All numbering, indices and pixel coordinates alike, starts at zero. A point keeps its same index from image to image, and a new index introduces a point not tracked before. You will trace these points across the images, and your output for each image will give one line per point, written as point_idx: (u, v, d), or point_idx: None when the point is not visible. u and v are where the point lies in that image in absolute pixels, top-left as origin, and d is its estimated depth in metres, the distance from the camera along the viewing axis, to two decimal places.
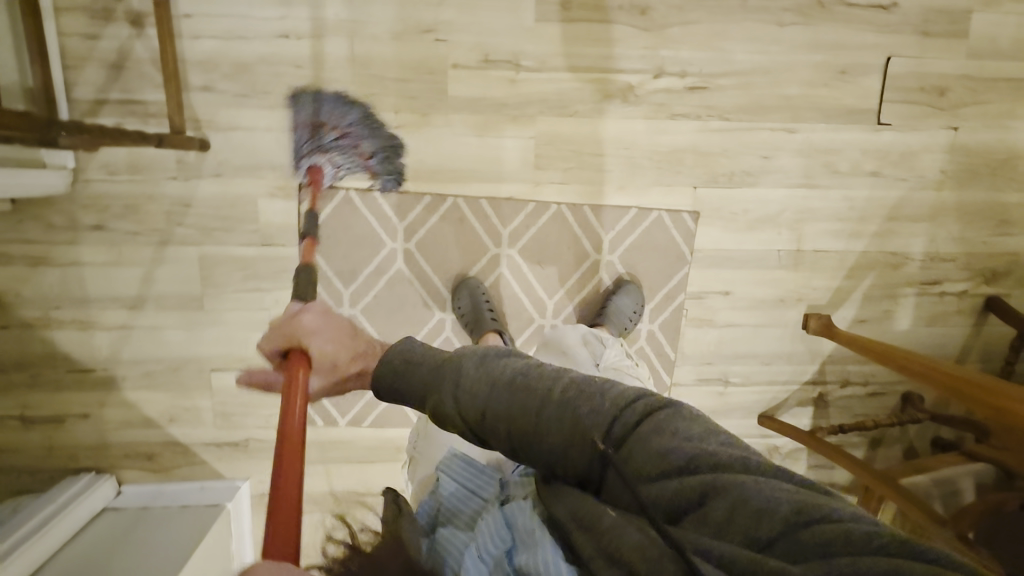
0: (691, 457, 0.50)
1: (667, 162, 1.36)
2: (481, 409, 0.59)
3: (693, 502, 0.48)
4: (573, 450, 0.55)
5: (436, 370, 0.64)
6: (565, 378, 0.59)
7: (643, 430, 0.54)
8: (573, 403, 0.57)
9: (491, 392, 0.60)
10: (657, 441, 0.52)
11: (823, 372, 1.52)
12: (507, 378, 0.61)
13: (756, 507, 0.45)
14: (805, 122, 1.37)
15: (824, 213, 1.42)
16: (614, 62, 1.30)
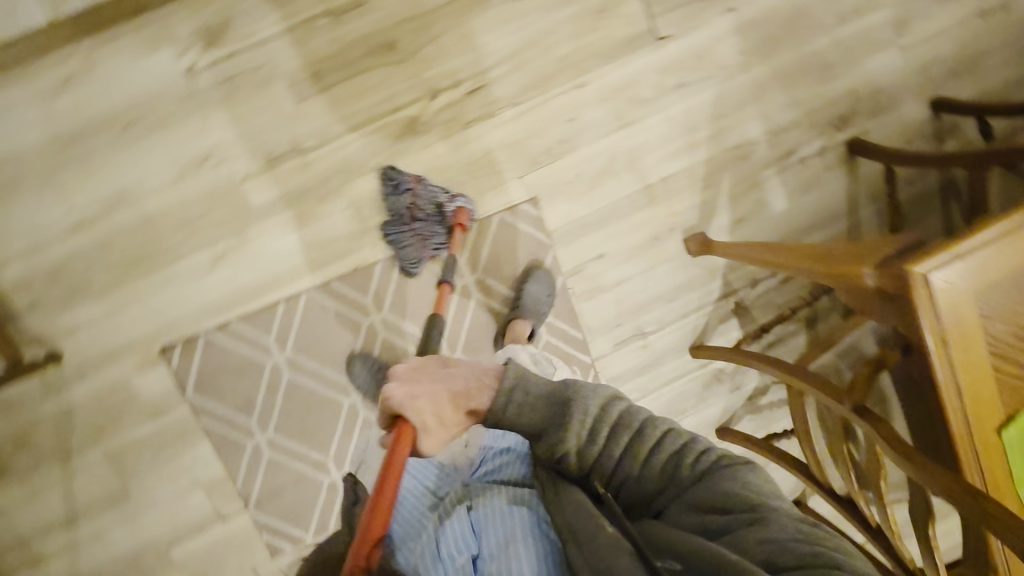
0: (746, 501, 0.72)
1: (484, 168, 1.37)
2: (621, 444, 0.81)
3: (735, 526, 0.70)
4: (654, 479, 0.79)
5: (564, 407, 0.82)
6: (670, 438, 0.81)
7: (717, 475, 0.76)
8: (675, 457, 0.80)
9: (602, 441, 0.81)
10: (721, 485, 0.75)
11: (729, 283, 1.53)
12: (620, 426, 0.82)
13: (783, 542, 0.66)
14: (591, 71, 1.37)
15: (654, 143, 1.42)
16: (387, 104, 1.30)
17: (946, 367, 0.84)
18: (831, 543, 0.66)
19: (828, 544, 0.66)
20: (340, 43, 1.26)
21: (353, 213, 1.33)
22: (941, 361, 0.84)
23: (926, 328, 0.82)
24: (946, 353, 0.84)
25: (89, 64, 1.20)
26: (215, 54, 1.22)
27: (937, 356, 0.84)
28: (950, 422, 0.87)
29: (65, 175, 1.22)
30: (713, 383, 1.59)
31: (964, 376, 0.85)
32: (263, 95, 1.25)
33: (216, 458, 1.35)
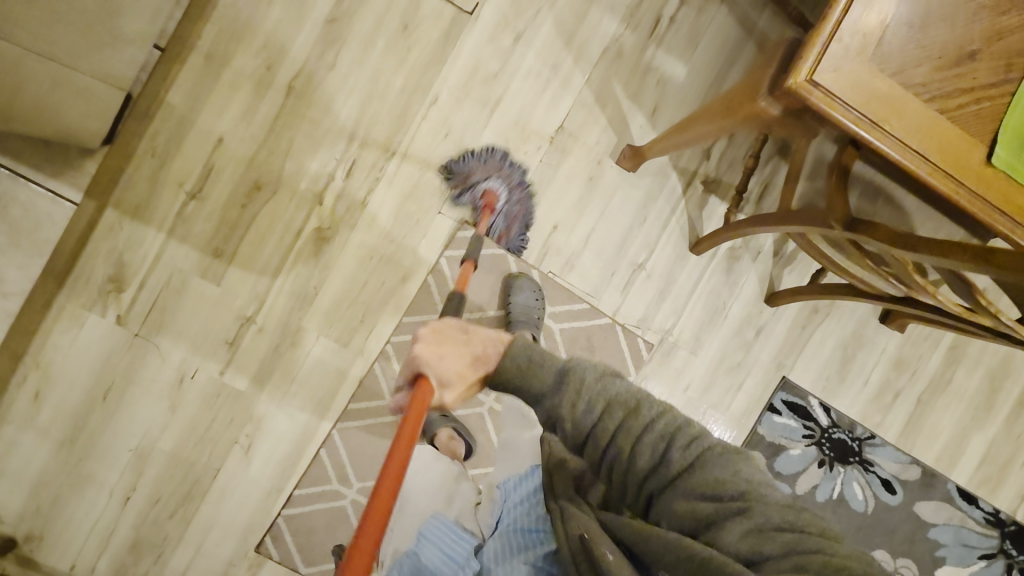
0: (733, 488, 0.66)
1: (406, 224, 1.37)
2: (612, 433, 0.74)
3: (717, 521, 0.65)
4: (650, 482, 0.72)
5: (556, 382, 0.77)
6: (661, 421, 0.74)
7: (709, 462, 0.69)
8: (667, 436, 0.73)
9: (599, 413, 0.75)
10: (705, 475, 0.68)
11: (685, 169, 1.47)
12: (615, 402, 0.75)
13: (764, 529, 0.62)
14: (434, 81, 1.35)
15: (531, 100, 1.40)
16: (290, 230, 1.32)
17: (898, 145, 0.75)
18: (809, 525, 0.63)
19: (812, 535, 0.62)
20: (218, 212, 1.29)
21: (326, 339, 1.35)
22: (888, 143, 0.75)
23: (849, 122, 0.74)
24: (887, 132, 0.74)
25: (42, 370, 1.25)
26: (129, 293, 1.27)
27: (882, 140, 0.74)
28: (943, 191, 0.76)
29: (85, 469, 1.27)
30: (735, 263, 1.52)
31: (921, 142, 0.76)
32: (190, 297, 1.29)
33: None
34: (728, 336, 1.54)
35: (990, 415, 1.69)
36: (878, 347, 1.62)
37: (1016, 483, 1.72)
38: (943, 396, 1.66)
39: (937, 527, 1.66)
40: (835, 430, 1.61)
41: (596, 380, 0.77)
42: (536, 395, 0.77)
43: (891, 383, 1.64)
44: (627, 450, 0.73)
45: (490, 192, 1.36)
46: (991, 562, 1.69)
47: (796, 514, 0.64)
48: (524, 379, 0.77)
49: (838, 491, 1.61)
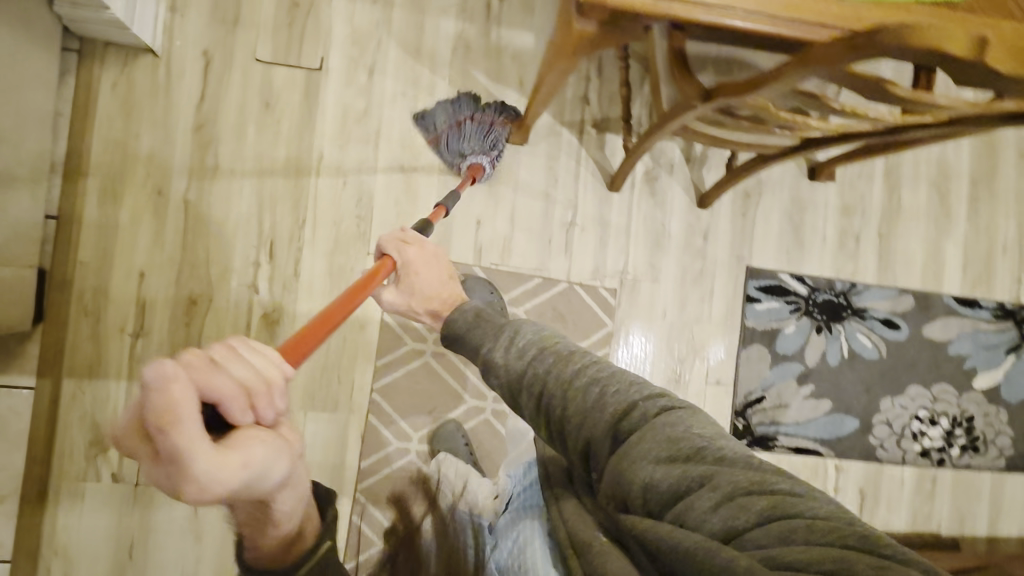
0: (696, 448, 0.65)
1: (342, 278, 1.41)
2: (540, 385, 0.80)
3: (684, 492, 0.62)
4: (590, 426, 0.73)
5: (495, 335, 0.91)
6: (601, 379, 0.76)
7: (660, 420, 0.69)
8: (604, 400, 0.73)
9: (539, 381, 0.80)
10: (662, 431, 0.67)
11: (572, 121, 1.52)
12: (554, 369, 0.79)
13: (726, 499, 0.60)
14: (313, 139, 1.40)
15: (407, 121, 1.44)
16: (240, 328, 1.36)
17: (708, 8, 0.87)
18: (780, 483, 0.61)
19: (781, 487, 0.60)
20: (167, 341, 1.33)
21: (315, 412, 1.39)
22: (696, 11, 0.87)
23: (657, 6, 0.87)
24: (692, 4, 0.87)
25: (62, 556, 1.26)
26: (115, 450, 1.29)
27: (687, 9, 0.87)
28: (760, 26, 0.89)
29: None
30: (656, 182, 1.55)
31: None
32: None
33: None
34: (679, 252, 1.56)
35: (955, 220, 1.71)
36: (821, 203, 1.64)
37: (1007, 271, 1.74)
38: (905, 221, 1.68)
39: (951, 342, 1.70)
40: (818, 294, 1.63)
41: (533, 336, 0.86)
42: (476, 348, 0.92)
43: (848, 229, 1.65)
44: (554, 404, 0.77)
45: (475, 166, 1.36)
46: (1019, 352, 1.73)
47: (762, 474, 0.62)
48: (464, 332, 0.94)
49: (847, 348, 1.65)
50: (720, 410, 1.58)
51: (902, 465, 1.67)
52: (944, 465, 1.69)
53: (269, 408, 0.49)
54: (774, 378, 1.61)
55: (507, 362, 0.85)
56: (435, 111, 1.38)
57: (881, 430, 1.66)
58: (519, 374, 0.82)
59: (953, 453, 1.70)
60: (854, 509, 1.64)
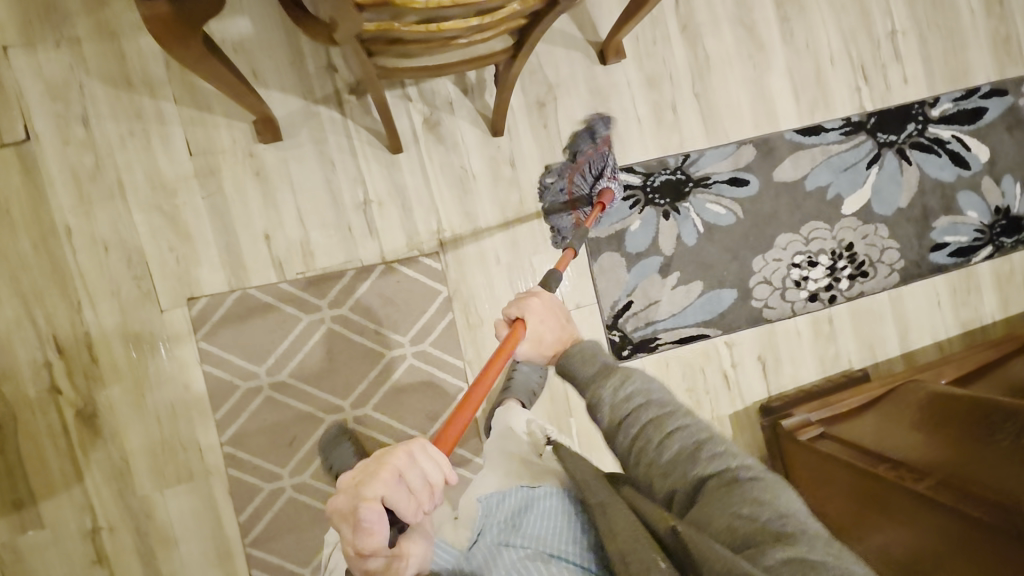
0: (777, 517, 0.69)
1: (143, 346, 1.31)
2: (632, 430, 0.82)
3: (759, 540, 0.67)
4: (677, 475, 0.77)
5: (602, 371, 0.89)
6: (701, 428, 0.80)
7: (750, 484, 0.73)
8: (701, 448, 0.77)
9: (631, 426, 0.82)
10: (748, 496, 0.72)
11: (326, 95, 1.39)
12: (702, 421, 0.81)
13: (799, 556, 0.64)
14: (52, 216, 1.28)
15: (147, 160, 1.32)
16: (57, 434, 1.29)
17: None
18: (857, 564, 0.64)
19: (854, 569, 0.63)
20: None
21: (172, 487, 1.32)
22: None
23: None
24: None
25: None
26: None
27: None
28: None
29: None
30: (441, 127, 1.44)
31: None
32: (30, 555, 1.27)
33: None
34: (491, 190, 1.46)
35: (771, 52, 1.59)
36: (623, 86, 1.52)
37: (841, 85, 1.63)
38: (718, 71, 1.57)
39: (806, 177, 1.60)
40: (653, 178, 1.53)
41: (637, 380, 0.86)
42: (586, 383, 0.90)
43: (661, 102, 1.54)
44: (645, 453, 0.80)
45: (605, 191, 1.33)
46: (879, 162, 1.64)
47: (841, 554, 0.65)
48: (579, 366, 0.91)
49: (701, 223, 1.56)
50: (592, 332, 1.52)
51: (794, 317, 1.61)
52: (838, 302, 1.63)
53: (422, 484, 0.62)
54: (636, 279, 1.53)
55: (607, 398, 0.85)
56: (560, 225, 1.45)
57: (763, 291, 1.59)
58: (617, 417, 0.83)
59: (844, 287, 1.63)
60: (758, 378, 1.60)
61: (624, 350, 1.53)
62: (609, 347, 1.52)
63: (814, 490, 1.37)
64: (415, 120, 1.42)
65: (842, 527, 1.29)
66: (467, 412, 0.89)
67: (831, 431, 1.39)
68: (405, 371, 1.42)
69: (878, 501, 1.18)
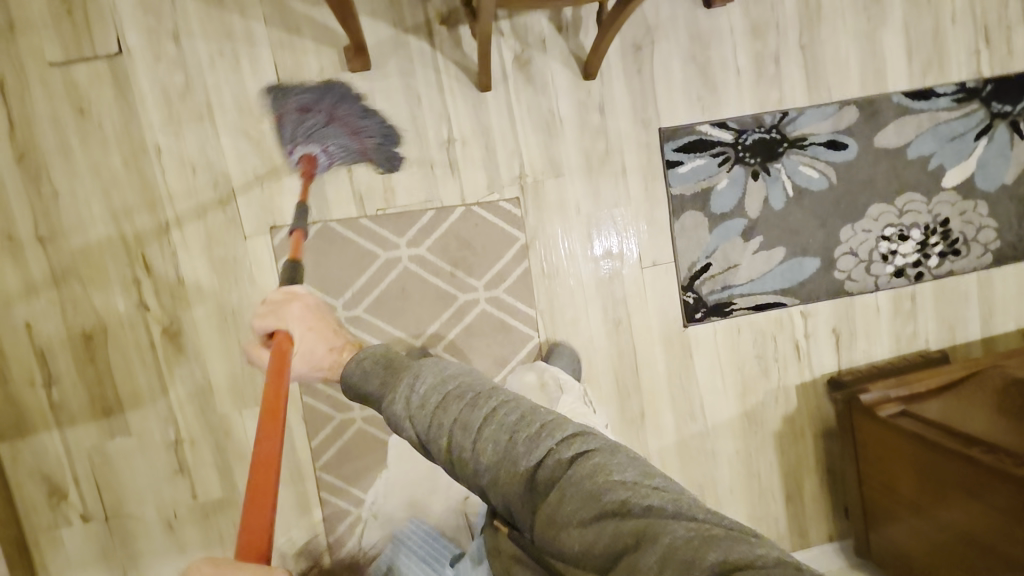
0: (621, 499, 0.59)
1: (227, 270, 1.33)
2: (447, 441, 0.71)
3: (624, 553, 0.56)
4: (507, 484, 0.67)
5: (383, 384, 0.81)
6: (517, 416, 0.70)
7: (575, 465, 0.64)
8: (519, 439, 0.68)
9: (445, 439, 0.72)
10: (577, 480, 0.63)
11: (416, 24, 1.33)
12: (515, 407, 0.71)
13: (676, 557, 0.52)
14: (143, 133, 1.28)
15: (236, 82, 1.29)
16: (145, 348, 1.33)
17: None
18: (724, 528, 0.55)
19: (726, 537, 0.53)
20: (80, 381, 1.32)
21: (250, 409, 1.37)
22: None
23: None
24: None
25: None
26: (74, 492, 1.34)
27: None
28: None
29: None
30: (531, 67, 1.37)
31: None
32: (118, 459, 1.34)
33: None
34: (576, 136, 1.41)
35: (888, 5, 1.47)
36: (725, 33, 1.43)
37: (960, 45, 1.51)
38: (827, 23, 1.46)
39: (909, 145, 1.51)
40: (746, 136, 1.46)
41: (433, 380, 0.76)
42: (376, 400, 0.81)
43: (763, 53, 1.44)
44: (463, 463, 0.70)
45: (305, 157, 1.26)
46: (990, 134, 1.53)
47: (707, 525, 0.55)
48: (361, 383, 0.82)
49: (791, 186, 1.49)
50: (666, 292, 1.49)
51: (875, 292, 1.56)
52: (923, 279, 1.57)
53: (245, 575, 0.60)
54: (716, 240, 1.48)
55: (410, 416, 0.75)
56: (335, 138, 1.27)
57: (847, 262, 1.53)
58: (423, 435, 0.74)
59: (932, 265, 1.56)
60: (829, 351, 1.56)
61: (696, 311, 1.50)
62: (682, 308, 1.50)
63: (884, 464, 1.36)
64: (505, 57, 1.36)
65: (917, 504, 1.30)
66: (263, 508, 0.83)
67: (909, 408, 1.33)
68: (477, 315, 1.41)
69: (972, 488, 1.15)
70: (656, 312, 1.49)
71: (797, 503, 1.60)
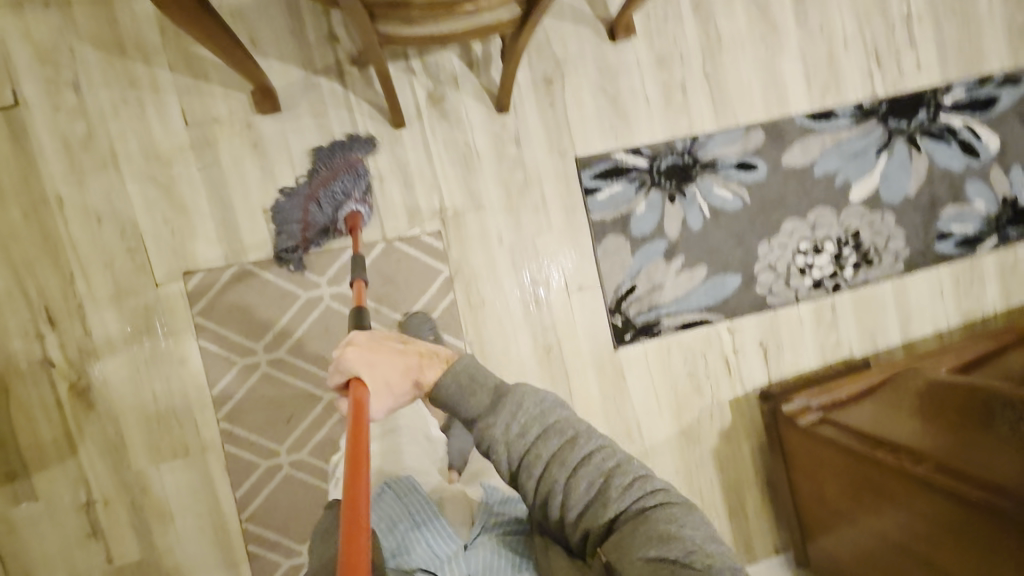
0: (690, 552, 0.62)
1: (138, 320, 1.29)
2: (540, 469, 0.71)
3: None
4: (590, 518, 0.69)
5: (489, 401, 0.74)
6: (610, 458, 0.71)
7: (655, 514, 0.67)
8: (606, 480, 0.70)
9: (537, 463, 0.72)
10: (656, 529, 0.65)
11: (326, 65, 1.34)
12: (605, 450, 0.72)
13: None
14: (43, 183, 1.24)
15: (141, 128, 1.28)
16: (50, 406, 1.27)
17: None
18: None
19: None
20: None
21: (169, 463, 1.31)
22: None
23: None
24: None
25: None
26: None
27: None
28: None
29: None
30: (444, 103, 1.40)
31: None
32: (23, 528, 1.26)
33: None
34: (494, 168, 1.43)
35: (783, 33, 1.55)
36: (631, 64, 1.48)
37: (853, 68, 1.60)
38: (727, 52, 1.53)
39: (815, 163, 1.58)
40: (660, 161, 1.50)
41: (535, 407, 0.74)
42: (468, 419, 0.75)
43: (670, 82, 1.50)
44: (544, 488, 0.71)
45: (353, 216, 1.28)
46: (889, 149, 1.62)
47: None
48: (460, 401, 0.75)
49: (707, 207, 1.53)
50: (594, 314, 1.50)
51: (797, 304, 1.60)
52: (842, 290, 1.62)
53: None
54: (640, 263, 1.51)
55: (506, 440, 0.72)
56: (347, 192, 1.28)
57: (767, 277, 1.57)
58: (514, 465, 0.73)
59: (848, 275, 1.62)
60: (759, 365, 1.59)
61: (625, 334, 1.52)
62: (611, 331, 1.51)
63: (813, 474, 1.39)
64: (418, 93, 1.38)
65: (840, 511, 1.33)
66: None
67: (833, 417, 1.35)
68: None
69: (897, 497, 1.17)
70: (585, 336, 1.50)
71: (741, 519, 1.61)
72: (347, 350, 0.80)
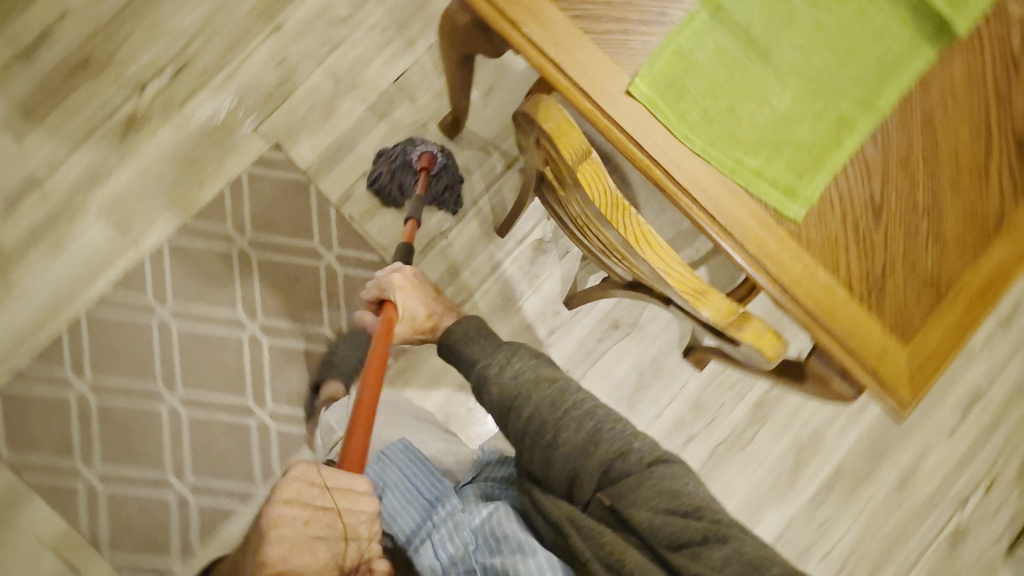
0: (695, 505, 0.77)
1: (216, 133, 1.45)
2: (530, 413, 0.83)
3: (688, 541, 0.74)
4: (597, 453, 0.80)
5: (488, 347, 0.89)
6: (597, 404, 0.85)
7: (661, 471, 0.79)
8: (592, 437, 0.81)
9: (525, 417, 0.83)
10: (665, 484, 0.78)
11: (507, 151, 1.50)
12: (597, 404, 0.85)
13: (740, 558, 0.72)
14: (282, 13, 1.48)
15: (368, 55, 1.48)
16: (104, 109, 1.44)
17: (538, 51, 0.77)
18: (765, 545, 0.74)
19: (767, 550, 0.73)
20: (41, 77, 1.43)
21: (107, 222, 1.41)
22: (525, 45, 0.77)
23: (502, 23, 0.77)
24: (523, 33, 0.77)
25: None
26: None
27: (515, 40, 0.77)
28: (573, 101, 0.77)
29: None
30: (540, 256, 1.50)
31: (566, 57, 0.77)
32: None
33: (53, 512, 1.34)
34: (517, 326, 1.48)
35: (792, 493, 1.54)
36: (676, 382, 1.53)
37: None
38: (741, 456, 1.54)
39: None
40: None
41: (531, 361, 0.87)
42: (470, 361, 0.89)
43: (684, 424, 1.53)
44: (539, 437, 0.82)
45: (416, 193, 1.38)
46: None
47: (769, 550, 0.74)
48: (465, 342, 0.90)
49: None
50: None
51: None
52: None
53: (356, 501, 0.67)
54: None
55: (496, 381, 0.86)
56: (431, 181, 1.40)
57: None
58: (507, 401, 0.85)
59: None
60: None
61: None
62: None
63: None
64: (533, 231, 1.50)
65: None
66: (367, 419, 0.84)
67: None
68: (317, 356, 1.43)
69: None
70: None
71: None
72: (396, 271, 1.05)
